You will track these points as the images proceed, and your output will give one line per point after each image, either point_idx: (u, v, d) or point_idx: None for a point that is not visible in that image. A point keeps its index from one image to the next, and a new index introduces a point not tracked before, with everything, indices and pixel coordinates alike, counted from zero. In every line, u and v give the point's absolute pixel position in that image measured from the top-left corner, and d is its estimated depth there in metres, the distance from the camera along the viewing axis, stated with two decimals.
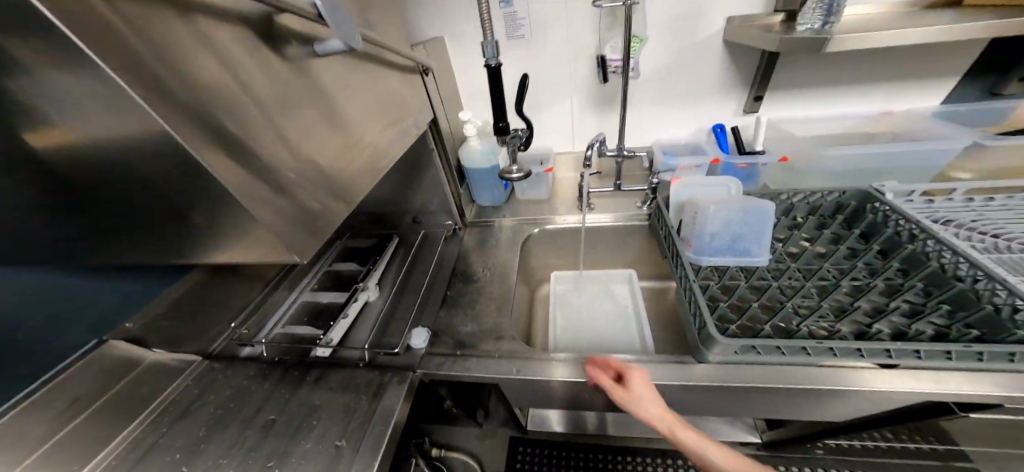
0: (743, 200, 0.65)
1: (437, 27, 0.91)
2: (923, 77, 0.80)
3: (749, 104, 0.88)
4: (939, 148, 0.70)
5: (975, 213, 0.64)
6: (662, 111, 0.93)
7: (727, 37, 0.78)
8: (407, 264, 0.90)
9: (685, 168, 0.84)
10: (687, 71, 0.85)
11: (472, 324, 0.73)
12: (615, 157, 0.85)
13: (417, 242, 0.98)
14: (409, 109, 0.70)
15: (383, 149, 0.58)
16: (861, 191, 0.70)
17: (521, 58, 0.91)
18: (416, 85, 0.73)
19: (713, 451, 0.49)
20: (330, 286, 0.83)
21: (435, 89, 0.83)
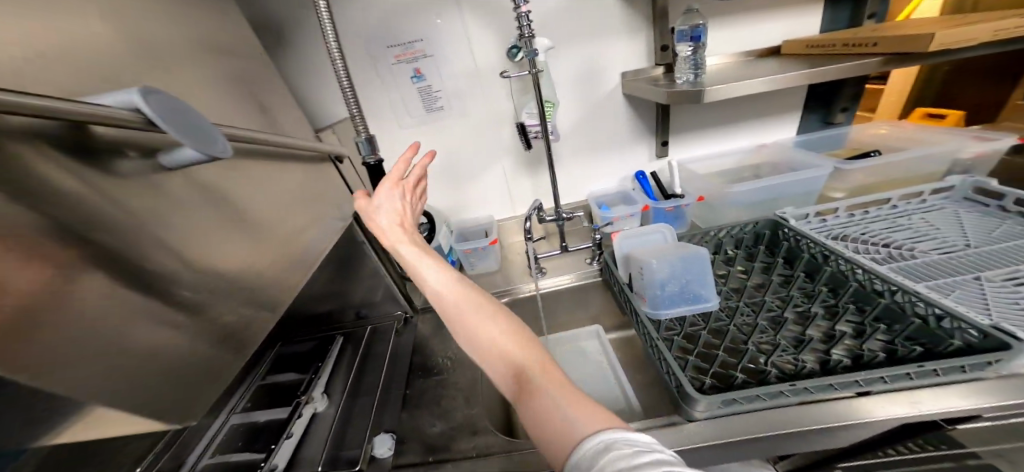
0: (680, 249, 0.68)
1: (346, 106, 0.87)
2: (780, 115, 0.96)
3: (659, 151, 0.97)
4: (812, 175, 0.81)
5: (859, 227, 0.77)
6: (584, 166, 0.98)
7: (625, 90, 0.86)
8: (358, 362, 0.81)
9: (621, 217, 0.90)
10: (600, 126, 0.92)
11: (440, 422, 0.64)
12: (557, 219, 0.86)
13: (366, 337, 0.87)
14: (319, 203, 0.63)
15: (276, 256, 0.49)
16: (771, 219, 0.80)
17: (442, 128, 0.91)
18: (325, 173, 0.66)
19: (470, 320, 0.45)
20: (271, 402, 0.74)
21: (354, 174, 0.77)
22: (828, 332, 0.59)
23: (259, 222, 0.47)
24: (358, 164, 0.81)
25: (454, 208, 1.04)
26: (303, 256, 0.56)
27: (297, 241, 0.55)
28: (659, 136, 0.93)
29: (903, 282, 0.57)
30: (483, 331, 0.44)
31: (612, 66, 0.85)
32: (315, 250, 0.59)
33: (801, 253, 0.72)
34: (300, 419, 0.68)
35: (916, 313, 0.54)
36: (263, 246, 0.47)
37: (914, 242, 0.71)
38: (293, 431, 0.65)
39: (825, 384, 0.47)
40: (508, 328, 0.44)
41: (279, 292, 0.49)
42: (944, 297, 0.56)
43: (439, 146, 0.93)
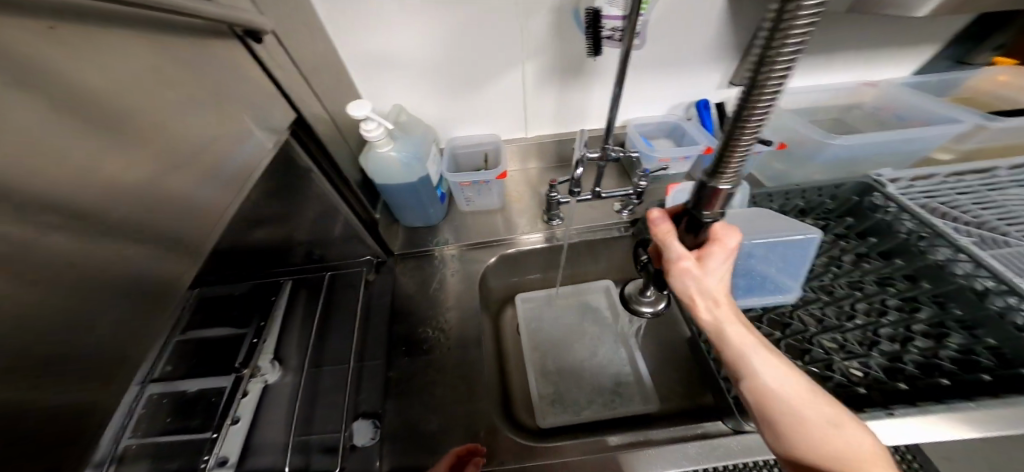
0: (779, 227, 0.52)
1: None
2: (909, 44, 0.71)
3: (738, 77, 0.73)
4: (936, 131, 0.65)
5: (952, 192, 0.64)
6: (639, 86, 0.74)
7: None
8: (319, 319, 0.64)
9: (671, 160, 0.72)
10: (680, 30, 0.65)
11: (437, 416, 0.54)
12: (600, 160, 0.61)
13: (326, 286, 0.69)
14: (236, 110, 0.37)
15: (155, 191, 0.28)
16: (862, 183, 0.64)
17: (445, 4, 0.58)
18: (231, 59, 0.37)
19: (806, 424, 0.32)
20: (201, 367, 0.58)
21: (292, 66, 0.47)
22: (902, 330, 0.51)
23: (124, 134, 0.26)
24: (298, 53, 0.49)
25: (444, 118, 0.75)
26: (224, 170, 0.35)
27: (212, 148, 0.34)
28: (746, 57, 0.69)
29: (1017, 280, 0.44)
30: (834, 447, 0.30)
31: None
32: (243, 170, 0.38)
33: (893, 229, 0.59)
34: (250, 395, 0.54)
35: (1014, 322, 0.44)
36: (142, 160, 0.27)
37: (1003, 220, 0.57)
38: (241, 415, 0.52)
39: (920, 412, 0.44)
40: (870, 447, 0.30)
41: (188, 230, 0.32)
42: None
43: (434, 30, 0.61)
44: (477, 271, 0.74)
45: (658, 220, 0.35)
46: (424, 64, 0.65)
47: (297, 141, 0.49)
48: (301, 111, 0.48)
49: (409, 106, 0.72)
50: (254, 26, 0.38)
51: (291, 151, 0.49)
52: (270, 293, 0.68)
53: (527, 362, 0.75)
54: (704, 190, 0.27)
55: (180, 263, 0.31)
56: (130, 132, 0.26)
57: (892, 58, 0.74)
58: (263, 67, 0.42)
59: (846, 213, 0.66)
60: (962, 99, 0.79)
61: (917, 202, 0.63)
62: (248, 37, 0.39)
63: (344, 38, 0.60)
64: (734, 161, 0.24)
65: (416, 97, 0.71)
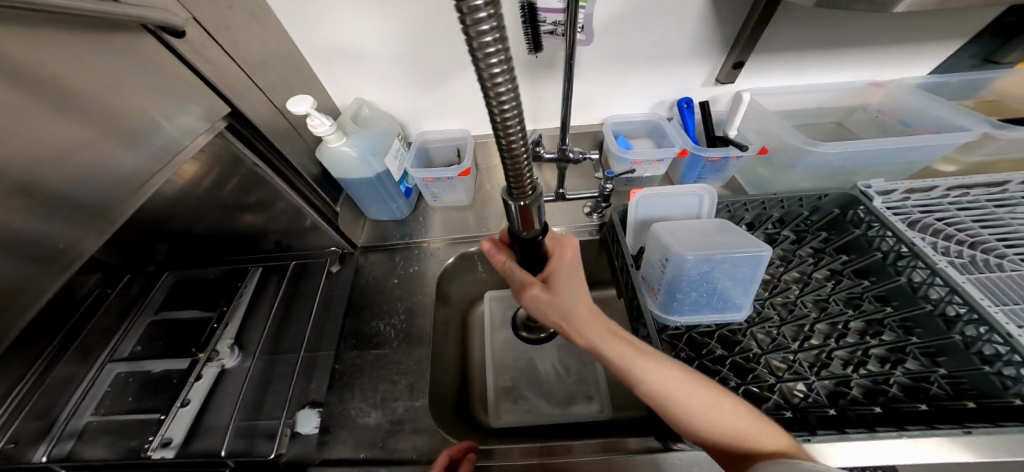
0: (734, 243, 0.50)
1: None
2: (920, 42, 0.64)
3: (725, 74, 0.67)
4: (939, 140, 0.58)
5: (953, 208, 0.58)
6: (616, 81, 0.70)
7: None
8: (279, 308, 0.66)
9: (645, 162, 0.68)
10: (655, 25, 0.61)
11: (377, 411, 0.55)
12: (557, 161, 0.58)
13: (290, 275, 0.71)
14: (154, 92, 0.37)
15: (59, 151, 0.30)
16: (848, 195, 0.59)
17: None
18: (142, 53, 0.37)
19: (693, 408, 0.37)
20: (164, 347, 0.61)
21: (225, 58, 0.46)
22: (858, 353, 0.50)
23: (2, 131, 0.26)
24: (237, 44, 0.48)
25: (415, 111, 0.74)
26: (149, 139, 0.37)
27: (130, 111, 0.35)
28: (731, 54, 0.63)
29: (989, 309, 0.43)
30: (711, 420, 0.36)
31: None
32: (173, 145, 0.40)
33: (873, 247, 0.56)
34: (203, 380, 0.57)
35: (980, 353, 0.43)
36: (42, 129, 0.29)
37: (1004, 242, 0.53)
38: (190, 398, 0.55)
39: (841, 438, 0.40)
40: (738, 410, 0.37)
41: (103, 192, 0.34)
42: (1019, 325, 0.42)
43: (396, 23, 0.59)
44: (440, 268, 0.74)
45: (494, 251, 0.42)
46: (389, 57, 0.64)
47: (237, 138, 0.50)
48: (237, 106, 0.48)
49: (377, 98, 0.71)
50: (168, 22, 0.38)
51: (229, 142, 0.50)
52: (235, 279, 0.70)
53: (488, 359, 0.75)
54: (513, 210, 0.32)
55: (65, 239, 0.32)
56: (20, 117, 0.27)
57: (901, 56, 0.67)
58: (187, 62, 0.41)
59: (826, 228, 0.62)
60: (984, 104, 0.71)
61: (905, 216, 0.58)
62: (162, 31, 0.38)
63: (305, 30, 0.60)
64: (523, 177, 0.29)
65: (384, 89, 0.70)
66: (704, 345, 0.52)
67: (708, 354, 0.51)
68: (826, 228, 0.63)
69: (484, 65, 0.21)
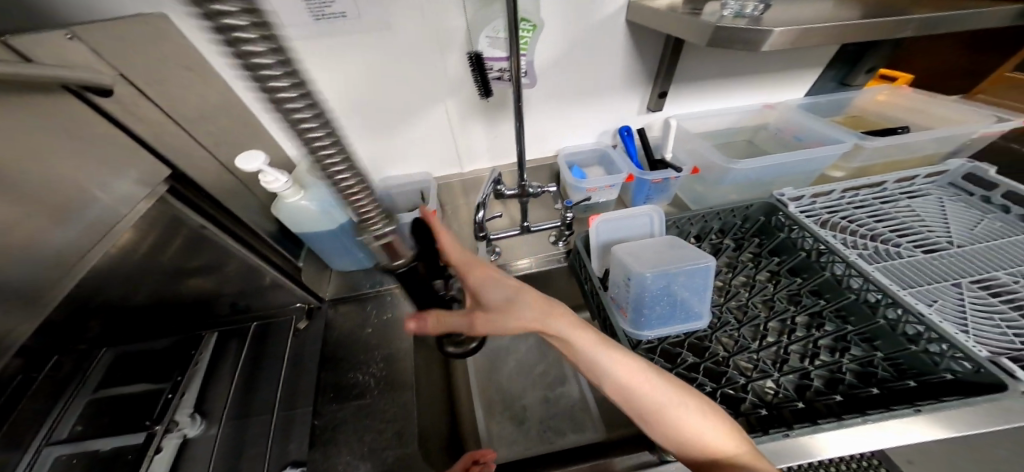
0: (682, 256, 0.57)
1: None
2: (794, 69, 0.80)
3: (654, 104, 0.77)
4: (826, 150, 0.70)
5: (851, 207, 0.70)
6: (562, 117, 0.77)
7: (633, 15, 0.61)
8: (247, 368, 0.62)
9: (599, 188, 0.74)
10: (587, 64, 0.68)
11: (365, 464, 0.52)
12: (517, 197, 0.61)
13: (255, 335, 0.66)
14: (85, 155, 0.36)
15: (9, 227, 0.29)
16: (767, 204, 0.70)
17: (352, 49, 0.58)
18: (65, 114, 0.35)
19: (660, 406, 0.41)
20: (113, 423, 0.54)
21: (158, 114, 0.46)
22: (810, 346, 0.57)
23: None
24: (172, 99, 0.48)
25: (376, 159, 0.76)
26: (82, 211, 0.35)
27: (62, 182, 0.33)
28: (655, 84, 0.73)
29: (901, 294, 0.53)
30: (678, 421, 0.40)
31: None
32: (108, 219, 0.38)
33: (798, 247, 0.66)
34: (164, 453, 0.50)
35: (905, 333, 0.51)
36: None
37: (898, 233, 0.66)
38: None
39: (816, 430, 0.44)
40: (707, 412, 0.41)
41: (36, 275, 0.31)
42: (929, 305, 0.53)
43: (348, 74, 0.61)
44: (415, 311, 0.74)
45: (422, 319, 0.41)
46: (342, 108, 0.66)
47: (176, 197, 0.49)
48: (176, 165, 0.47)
49: None
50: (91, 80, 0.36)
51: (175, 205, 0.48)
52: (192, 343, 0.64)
53: (477, 395, 0.75)
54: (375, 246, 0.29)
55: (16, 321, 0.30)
56: None
57: (784, 81, 0.82)
58: (108, 122, 0.39)
59: (757, 234, 0.72)
60: (855, 119, 0.88)
61: (817, 217, 0.68)
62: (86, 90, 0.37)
63: (250, 86, 0.59)
64: (370, 212, 0.27)
65: (342, 140, 0.71)
66: (677, 355, 0.56)
67: (685, 363, 0.54)
68: (757, 233, 0.72)
69: (297, 126, 0.20)
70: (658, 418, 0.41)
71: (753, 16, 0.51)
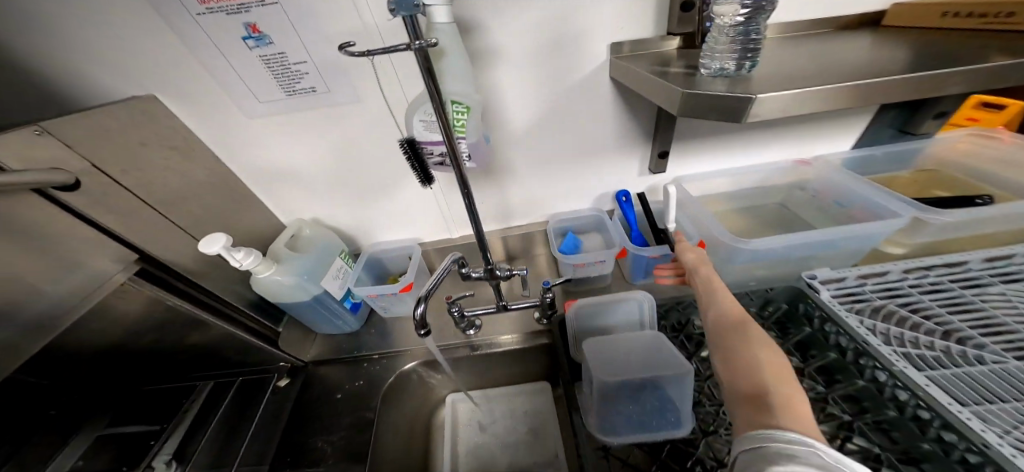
0: (658, 352, 0.52)
1: (131, 81, 0.50)
2: (829, 119, 0.68)
3: (654, 164, 0.68)
4: (878, 226, 0.57)
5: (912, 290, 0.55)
6: (552, 177, 0.69)
7: (615, 72, 0.53)
8: (226, 422, 0.64)
9: (588, 263, 0.64)
10: (573, 128, 0.62)
11: None
12: (484, 278, 0.56)
13: (242, 387, 0.69)
14: (30, 256, 0.37)
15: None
16: (793, 288, 0.60)
17: (325, 120, 0.58)
18: (19, 212, 0.37)
19: (740, 347, 0.38)
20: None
21: (134, 199, 0.48)
22: None
23: None
24: (155, 180, 0.51)
25: (365, 224, 0.76)
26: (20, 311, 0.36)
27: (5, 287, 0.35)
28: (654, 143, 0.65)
29: (962, 416, 0.39)
30: (740, 361, 0.37)
31: (591, 26, 0.50)
32: (51, 316, 0.39)
33: (830, 344, 0.54)
34: None
35: (965, 464, 0.37)
36: None
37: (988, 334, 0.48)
38: None
39: None
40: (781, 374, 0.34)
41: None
42: (1001, 434, 0.37)
43: (325, 145, 0.61)
44: (385, 383, 0.70)
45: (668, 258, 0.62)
46: (324, 175, 0.66)
47: (147, 280, 0.50)
48: (146, 250, 0.49)
49: (327, 216, 0.73)
50: (53, 181, 0.39)
51: (143, 288, 0.49)
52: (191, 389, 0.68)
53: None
54: None
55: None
56: None
57: (817, 133, 0.70)
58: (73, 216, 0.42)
59: (779, 322, 0.61)
60: (923, 175, 0.72)
61: (857, 302, 0.55)
62: (51, 187, 0.40)
63: (237, 159, 0.62)
64: None
65: (329, 206, 0.71)
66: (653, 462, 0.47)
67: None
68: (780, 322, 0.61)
69: None
70: (726, 353, 0.39)
71: (742, 76, 0.43)
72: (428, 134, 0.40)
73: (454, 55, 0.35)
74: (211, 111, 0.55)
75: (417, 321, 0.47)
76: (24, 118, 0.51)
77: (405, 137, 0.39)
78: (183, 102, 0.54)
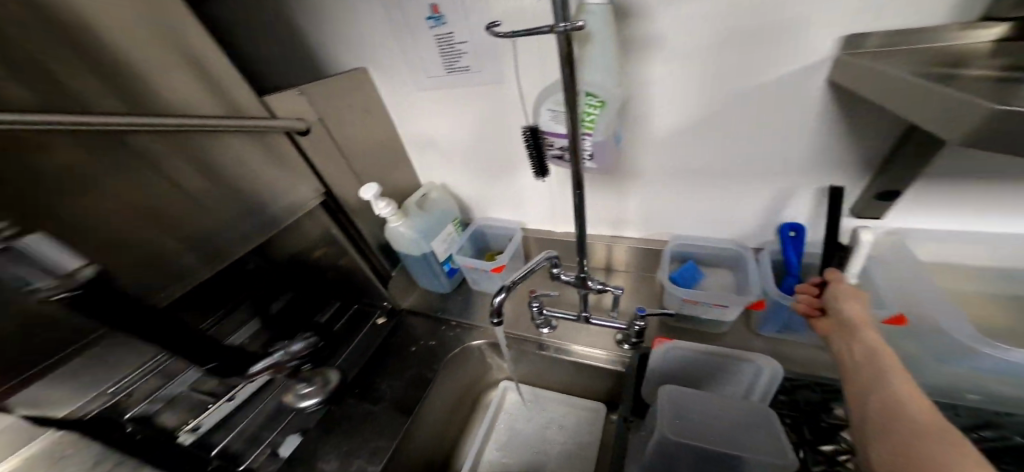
0: (762, 439, 0.39)
1: (351, 51, 0.63)
2: None
3: (861, 204, 0.51)
4: None
5: None
6: (690, 194, 0.59)
7: (838, 74, 0.39)
8: (332, 340, 0.80)
9: (703, 303, 0.53)
10: (734, 142, 0.50)
11: (345, 463, 0.61)
12: (574, 285, 0.53)
13: (350, 316, 0.85)
14: (267, 178, 0.51)
15: (210, 209, 0.45)
16: None
17: (472, 99, 0.62)
18: (265, 148, 0.50)
19: (886, 410, 0.29)
20: None
21: (332, 145, 0.60)
22: None
23: (149, 209, 0.40)
24: (344, 130, 0.63)
25: (478, 201, 0.81)
26: (257, 215, 0.50)
27: (241, 187, 0.48)
28: (876, 179, 0.47)
29: None
30: (888, 428, 0.28)
31: (820, 9, 0.37)
32: (269, 226, 0.52)
33: None
34: (254, 383, 0.69)
35: None
36: (153, 194, 0.40)
37: None
38: (234, 396, 0.65)
39: None
40: (944, 435, 0.25)
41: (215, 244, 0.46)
42: None
43: (466, 122, 0.66)
44: (452, 352, 0.76)
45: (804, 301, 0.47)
46: (458, 150, 0.72)
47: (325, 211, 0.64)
48: (331, 189, 0.62)
49: (451, 186, 0.81)
50: (293, 128, 0.51)
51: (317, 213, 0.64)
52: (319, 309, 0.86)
53: (473, 443, 0.77)
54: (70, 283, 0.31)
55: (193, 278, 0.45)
56: (145, 201, 0.39)
57: None
58: (302, 156, 0.55)
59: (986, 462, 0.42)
60: None
61: None
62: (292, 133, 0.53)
63: (401, 123, 0.72)
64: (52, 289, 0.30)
65: (455, 177, 0.78)
66: None
67: None
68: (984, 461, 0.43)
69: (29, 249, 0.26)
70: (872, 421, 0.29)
71: None
72: (554, 126, 0.38)
73: (600, 46, 0.32)
74: (393, 80, 0.65)
75: (494, 309, 0.51)
76: (283, 72, 0.70)
77: (529, 126, 0.39)
78: (379, 71, 0.65)
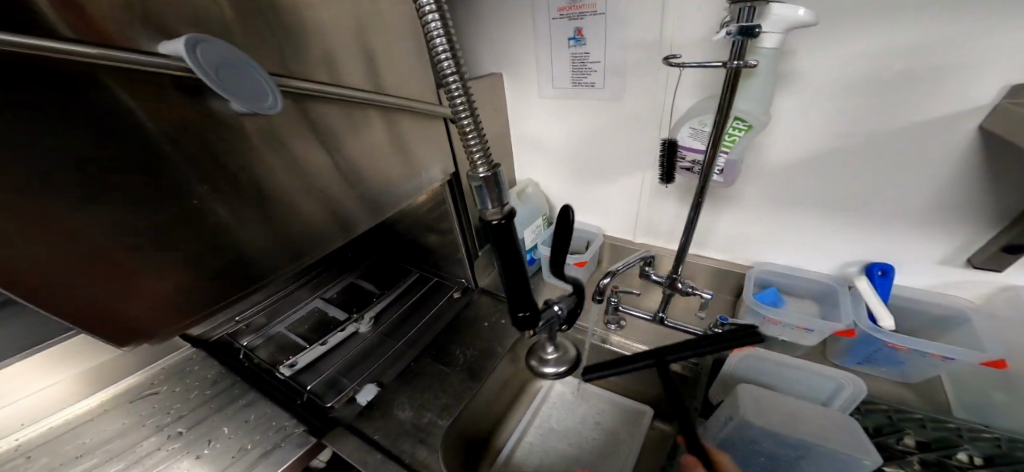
0: (834, 433, 0.44)
1: (493, 60, 0.75)
2: None
3: (984, 255, 0.50)
4: None
5: None
6: (789, 222, 0.63)
7: (994, 120, 0.41)
8: (410, 306, 0.90)
9: (787, 323, 0.57)
10: (846, 181, 0.54)
11: (422, 409, 0.67)
12: (664, 285, 0.59)
13: (428, 288, 0.95)
14: (425, 150, 0.61)
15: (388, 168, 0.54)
16: None
17: (592, 109, 0.70)
18: (428, 127, 0.60)
19: None
20: (348, 298, 0.92)
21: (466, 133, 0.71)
22: None
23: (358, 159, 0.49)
24: None
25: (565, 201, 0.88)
26: (411, 181, 0.60)
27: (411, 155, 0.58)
28: (1005, 232, 0.47)
29: None
30: None
31: (971, 63, 0.41)
32: (415, 191, 0.61)
33: None
34: (342, 333, 0.80)
35: None
36: (362, 148, 0.49)
37: None
38: (326, 341, 0.77)
39: None
40: None
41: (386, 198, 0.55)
42: None
43: (579, 128, 0.74)
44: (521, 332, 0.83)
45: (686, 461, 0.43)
46: (562, 153, 0.80)
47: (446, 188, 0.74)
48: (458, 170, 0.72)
49: (544, 184, 0.89)
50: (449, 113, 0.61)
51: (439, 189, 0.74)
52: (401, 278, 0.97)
53: (523, 418, 0.82)
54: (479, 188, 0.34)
55: (359, 222, 0.52)
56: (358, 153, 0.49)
57: None
58: (449, 140, 0.66)
59: None
60: None
61: None
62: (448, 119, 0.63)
63: (517, 125, 0.82)
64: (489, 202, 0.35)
65: (550, 176, 0.87)
66: None
67: None
68: None
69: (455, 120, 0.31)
70: None
71: None
72: (691, 141, 0.45)
73: (762, 80, 0.39)
74: (522, 87, 0.75)
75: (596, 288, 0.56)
76: None
77: (670, 139, 0.47)
78: (511, 79, 0.75)
